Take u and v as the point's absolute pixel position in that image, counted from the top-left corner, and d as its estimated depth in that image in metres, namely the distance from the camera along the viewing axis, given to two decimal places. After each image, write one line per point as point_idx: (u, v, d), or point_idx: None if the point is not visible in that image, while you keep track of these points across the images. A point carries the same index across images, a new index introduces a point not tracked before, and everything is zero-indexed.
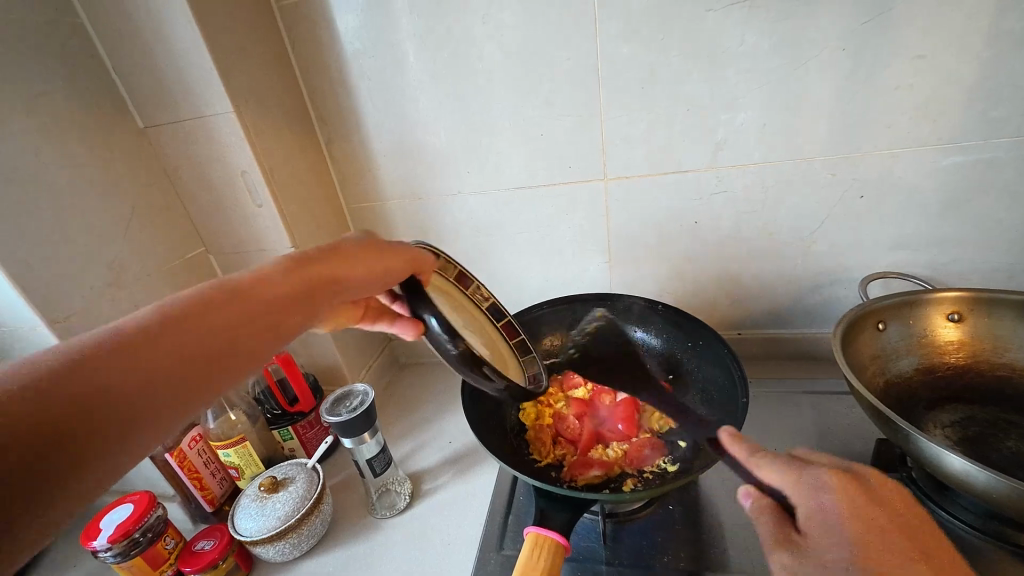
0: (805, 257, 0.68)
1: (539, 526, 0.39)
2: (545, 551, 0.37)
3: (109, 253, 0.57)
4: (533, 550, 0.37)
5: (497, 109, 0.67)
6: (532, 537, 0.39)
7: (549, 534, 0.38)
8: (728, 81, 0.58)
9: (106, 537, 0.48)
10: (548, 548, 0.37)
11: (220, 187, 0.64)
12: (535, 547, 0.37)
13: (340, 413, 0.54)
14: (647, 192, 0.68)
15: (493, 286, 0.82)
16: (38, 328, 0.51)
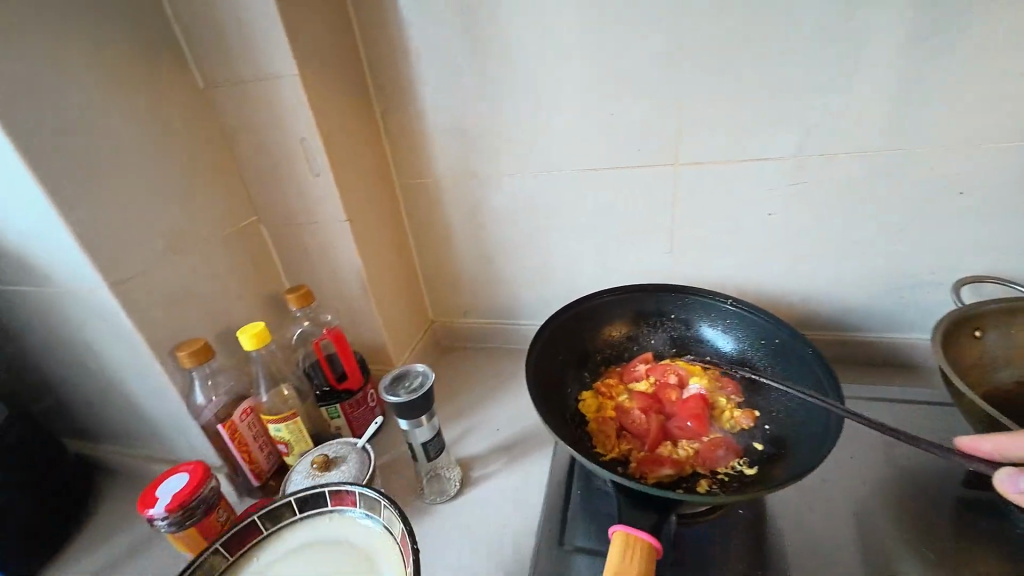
0: (888, 255, 0.63)
1: (628, 526, 0.41)
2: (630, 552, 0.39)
3: (168, 218, 0.55)
4: (626, 550, 0.40)
5: (567, 83, 0.63)
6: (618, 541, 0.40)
7: (640, 534, 0.41)
8: (825, 60, 0.54)
9: (165, 506, 0.46)
10: (640, 549, 0.40)
11: (278, 154, 0.62)
12: (627, 548, 0.40)
13: (399, 393, 0.52)
14: (720, 180, 0.64)
15: (544, 273, 0.79)
16: (99, 289, 0.49)
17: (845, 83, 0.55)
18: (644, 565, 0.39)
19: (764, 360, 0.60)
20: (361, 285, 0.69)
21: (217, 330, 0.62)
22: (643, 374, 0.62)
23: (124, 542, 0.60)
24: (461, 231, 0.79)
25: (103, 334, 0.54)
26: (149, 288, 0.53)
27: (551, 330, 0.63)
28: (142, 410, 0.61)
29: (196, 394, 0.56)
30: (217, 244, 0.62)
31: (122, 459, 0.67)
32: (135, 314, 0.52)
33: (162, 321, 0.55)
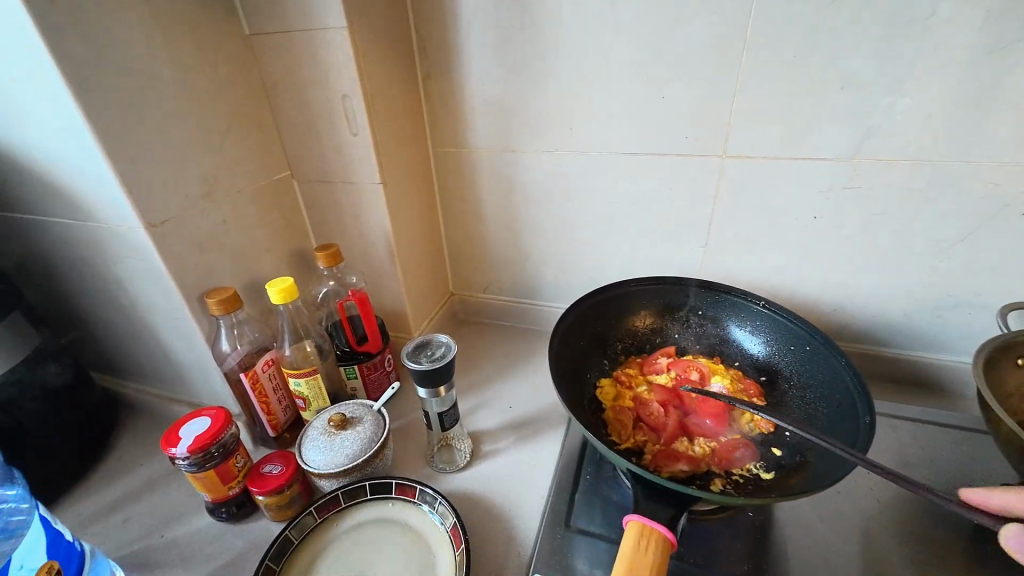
0: (933, 272, 0.61)
1: (644, 517, 0.41)
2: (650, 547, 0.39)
3: (205, 164, 0.55)
4: (642, 540, 0.40)
5: (619, 61, 0.61)
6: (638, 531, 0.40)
7: (656, 526, 0.41)
8: (899, 59, 0.51)
9: (188, 447, 0.47)
10: (656, 540, 0.40)
11: (318, 109, 0.61)
12: (644, 537, 0.40)
13: (421, 361, 0.52)
14: (768, 177, 0.62)
15: (570, 256, 0.78)
16: (136, 229, 0.50)
17: (919, 84, 0.52)
18: (659, 555, 0.39)
19: (793, 366, 0.59)
20: (388, 250, 0.69)
21: (245, 281, 0.62)
22: (665, 368, 0.62)
23: (143, 475, 0.62)
24: (491, 205, 0.77)
25: (137, 273, 0.54)
26: (183, 233, 0.53)
27: (579, 313, 0.63)
28: (168, 352, 0.62)
29: (222, 342, 0.57)
30: (251, 195, 0.62)
31: (145, 397, 0.69)
32: (168, 257, 0.52)
33: (194, 267, 0.55)
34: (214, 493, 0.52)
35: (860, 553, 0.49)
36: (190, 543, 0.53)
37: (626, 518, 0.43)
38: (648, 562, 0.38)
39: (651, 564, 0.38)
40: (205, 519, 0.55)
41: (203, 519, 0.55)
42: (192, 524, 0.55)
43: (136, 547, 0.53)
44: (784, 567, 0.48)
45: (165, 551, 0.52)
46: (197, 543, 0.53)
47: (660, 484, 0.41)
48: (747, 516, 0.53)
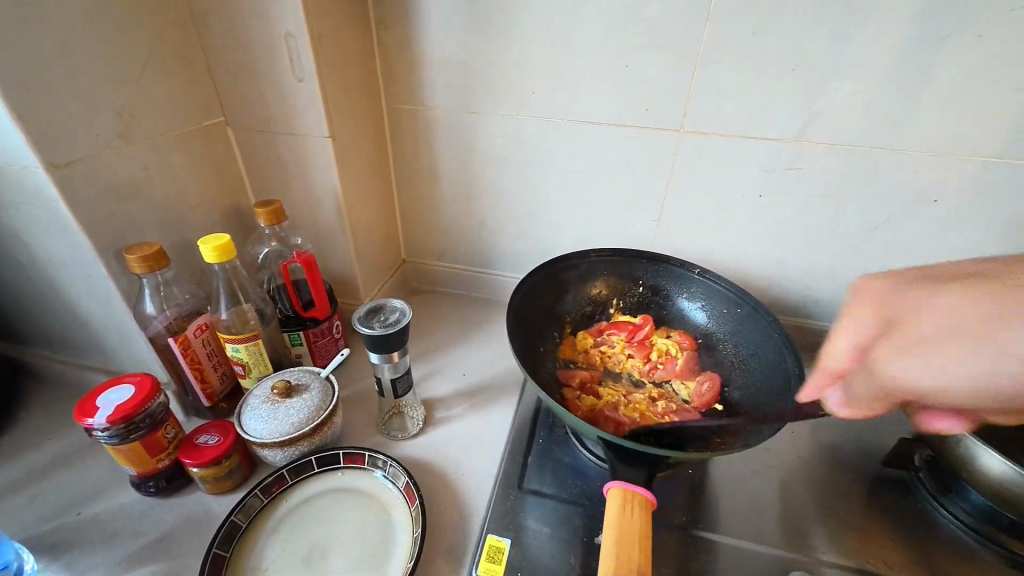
0: (857, 252, 0.67)
1: (625, 482, 0.43)
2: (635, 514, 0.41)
3: (120, 99, 0.48)
4: (627, 505, 0.41)
5: (585, 23, 0.59)
6: (621, 503, 0.42)
7: (638, 489, 0.42)
8: (846, 48, 0.54)
9: (107, 417, 0.43)
10: (640, 502, 0.42)
11: (256, 47, 0.54)
12: (627, 501, 0.42)
13: (374, 326, 0.50)
14: (721, 154, 0.64)
15: (527, 225, 0.77)
16: (35, 169, 0.43)
17: (860, 72, 0.55)
18: (643, 518, 0.41)
19: (726, 329, 0.64)
20: (336, 210, 0.65)
21: (172, 237, 0.56)
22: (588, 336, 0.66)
23: (53, 450, 0.56)
24: (449, 168, 0.74)
25: (39, 222, 0.47)
26: (95, 178, 0.47)
27: (534, 284, 0.64)
28: (80, 314, 0.55)
29: (146, 303, 0.51)
30: (178, 140, 0.55)
31: (53, 365, 0.62)
32: (77, 205, 0.45)
33: (110, 217, 0.49)
34: (141, 467, 0.48)
35: (780, 500, 0.55)
36: (113, 520, 0.49)
37: (608, 485, 0.44)
38: (635, 524, 0.40)
39: (639, 526, 0.40)
40: (131, 494, 0.51)
41: (128, 495, 0.51)
42: (114, 501, 0.50)
43: (47, 527, 0.48)
44: (717, 517, 0.53)
45: (83, 529, 0.48)
46: (120, 520, 0.49)
47: (617, 443, 0.43)
48: (687, 473, 0.57)
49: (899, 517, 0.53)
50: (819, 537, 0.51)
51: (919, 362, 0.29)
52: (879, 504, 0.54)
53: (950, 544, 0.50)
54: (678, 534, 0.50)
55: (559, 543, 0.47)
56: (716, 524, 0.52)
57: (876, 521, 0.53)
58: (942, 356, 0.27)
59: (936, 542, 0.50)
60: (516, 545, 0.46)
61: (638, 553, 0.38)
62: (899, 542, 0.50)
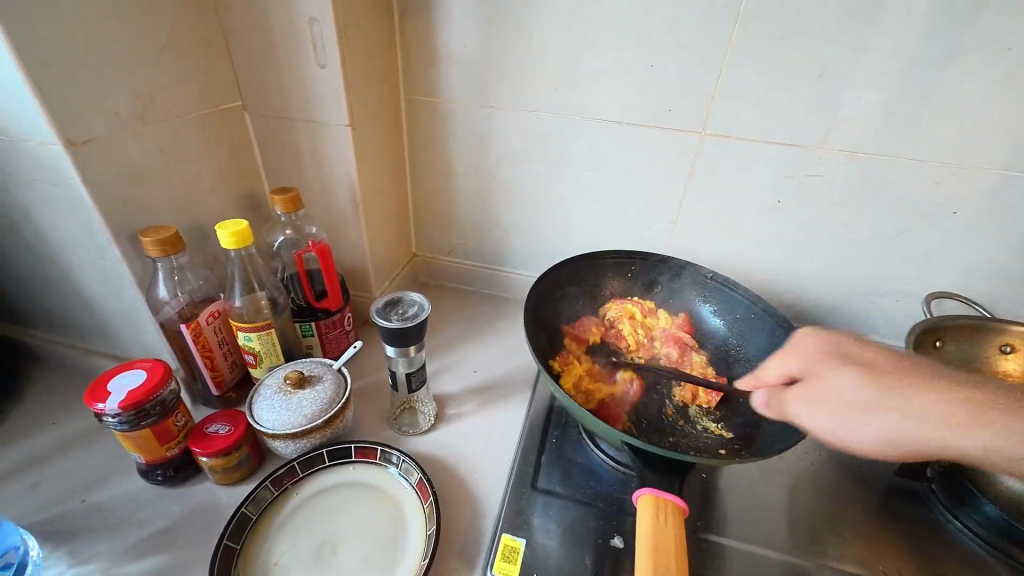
0: (872, 262, 0.67)
1: (655, 489, 0.42)
2: (668, 517, 0.41)
3: (139, 79, 0.47)
4: (660, 513, 0.41)
5: (611, 19, 0.58)
6: (651, 503, 0.41)
7: (669, 497, 0.42)
8: (875, 55, 0.54)
9: (119, 403, 0.42)
10: (672, 511, 0.41)
11: (279, 33, 0.53)
12: (664, 507, 0.41)
13: (391, 319, 0.49)
14: (740, 159, 0.63)
15: (540, 222, 0.76)
16: (51, 146, 0.42)
17: (884, 82, 0.55)
18: (677, 525, 0.40)
19: (737, 335, 0.63)
20: (352, 200, 0.64)
21: (186, 221, 0.55)
22: (596, 327, 0.64)
23: (57, 436, 0.54)
24: (464, 161, 0.74)
25: (53, 203, 0.46)
26: (112, 158, 0.46)
27: (546, 284, 0.63)
28: (88, 298, 0.54)
29: (159, 288, 0.51)
30: (194, 122, 0.54)
31: (56, 348, 0.60)
32: (91, 185, 0.44)
33: (126, 200, 0.48)
34: (148, 455, 0.47)
35: (792, 507, 0.54)
36: (118, 508, 0.48)
37: (636, 493, 0.43)
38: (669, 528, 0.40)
39: (673, 535, 0.39)
40: (137, 482, 0.50)
41: (134, 483, 0.50)
42: (119, 488, 0.49)
43: (51, 513, 0.47)
44: (730, 521, 0.52)
45: (88, 518, 0.47)
46: (126, 508, 0.48)
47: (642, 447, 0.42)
48: (697, 479, 0.56)
49: (911, 528, 0.53)
50: (830, 544, 0.51)
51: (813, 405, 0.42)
52: (890, 515, 0.54)
53: (962, 554, 0.50)
54: (690, 538, 0.50)
55: (572, 543, 0.46)
56: (728, 529, 0.51)
57: (889, 529, 0.52)
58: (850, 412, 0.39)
59: (947, 552, 0.50)
60: (528, 544, 0.46)
61: (674, 563, 0.38)
62: (912, 553, 0.50)
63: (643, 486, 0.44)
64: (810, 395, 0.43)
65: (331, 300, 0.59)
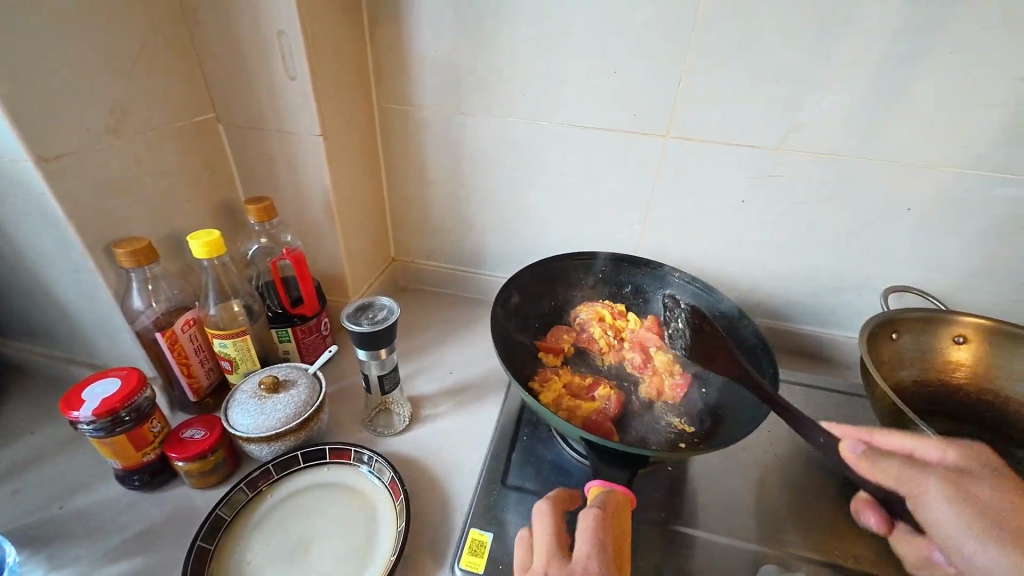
0: (835, 259, 0.69)
1: (605, 481, 0.44)
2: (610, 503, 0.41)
3: (111, 93, 0.48)
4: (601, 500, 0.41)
5: (575, 29, 0.60)
6: (596, 492, 0.43)
7: (617, 489, 0.43)
8: (826, 60, 0.56)
9: (93, 410, 0.43)
10: (616, 499, 0.42)
11: (249, 46, 0.55)
12: (603, 498, 0.41)
13: (361, 323, 0.51)
14: (704, 160, 0.65)
15: (515, 225, 0.78)
16: (23, 161, 0.43)
17: (836, 86, 0.57)
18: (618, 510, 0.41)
19: None
20: (327, 208, 0.65)
21: (161, 232, 0.56)
22: (567, 335, 0.64)
23: (37, 444, 0.56)
24: (439, 167, 0.75)
25: (27, 217, 0.47)
26: (85, 171, 0.47)
27: (515, 286, 0.64)
28: (66, 308, 0.55)
29: (134, 298, 0.52)
30: (168, 135, 0.55)
31: (36, 358, 0.61)
32: (64, 198, 0.45)
33: (100, 212, 0.49)
34: (125, 460, 0.48)
35: (756, 497, 0.56)
36: (97, 513, 0.49)
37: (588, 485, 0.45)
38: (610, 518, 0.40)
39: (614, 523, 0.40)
40: (116, 488, 0.51)
41: (112, 488, 0.51)
42: (98, 494, 0.50)
43: (30, 519, 0.48)
44: (695, 512, 0.54)
45: (67, 523, 0.48)
46: (105, 513, 0.49)
47: (596, 443, 0.44)
48: (667, 473, 0.58)
49: None
50: (790, 532, 0.53)
51: (942, 510, 0.39)
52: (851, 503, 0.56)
53: None
54: (656, 529, 0.52)
55: None
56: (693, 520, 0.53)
57: (850, 516, 0.54)
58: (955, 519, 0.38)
59: None
60: (497, 538, 0.47)
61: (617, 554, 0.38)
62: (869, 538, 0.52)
63: (594, 478, 0.45)
64: (950, 486, 0.39)
65: (307, 307, 0.61)
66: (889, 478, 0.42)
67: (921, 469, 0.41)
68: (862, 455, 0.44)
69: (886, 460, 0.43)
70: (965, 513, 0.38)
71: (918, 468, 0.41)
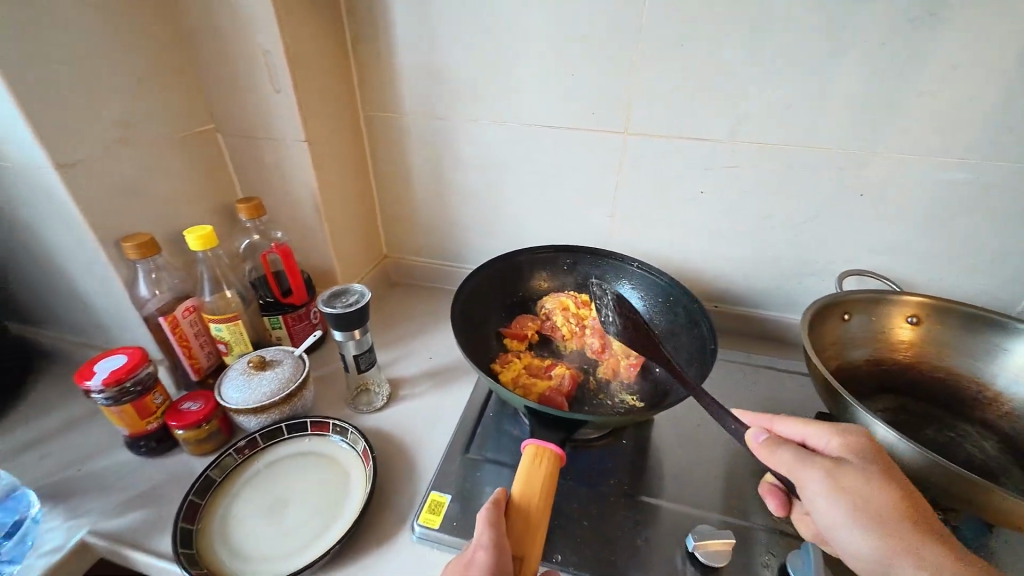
0: (794, 245, 0.71)
1: (541, 441, 0.47)
2: (544, 460, 0.46)
3: (119, 108, 0.55)
4: (536, 460, 0.45)
5: (533, 36, 0.65)
6: (531, 449, 0.46)
7: (548, 446, 0.47)
8: (766, 56, 0.59)
9: (102, 380, 0.50)
10: (549, 457, 0.46)
11: (239, 63, 0.62)
12: (538, 456, 0.45)
13: (336, 306, 0.57)
14: (661, 154, 0.69)
15: (492, 221, 0.83)
16: (45, 168, 0.50)
17: (778, 80, 0.60)
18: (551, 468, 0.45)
19: (659, 319, 0.67)
20: (314, 207, 0.72)
21: (166, 229, 0.64)
22: (531, 322, 0.68)
23: (61, 417, 0.63)
24: (420, 168, 0.81)
25: (50, 216, 0.55)
26: (98, 176, 0.54)
27: (483, 277, 0.69)
28: (85, 298, 0.63)
29: (140, 287, 0.59)
30: (171, 144, 0.63)
31: (62, 345, 0.69)
32: (79, 199, 0.53)
33: (111, 212, 0.56)
34: (132, 428, 0.55)
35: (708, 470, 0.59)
36: (109, 474, 0.56)
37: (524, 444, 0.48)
38: (540, 475, 0.44)
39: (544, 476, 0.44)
40: (125, 454, 0.58)
41: (122, 454, 0.58)
42: (110, 459, 0.57)
43: (53, 479, 0.55)
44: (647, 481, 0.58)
45: (83, 482, 0.55)
46: (115, 474, 0.56)
47: (539, 410, 0.48)
48: (624, 446, 0.60)
49: None
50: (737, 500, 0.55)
51: (831, 497, 0.38)
52: None
53: None
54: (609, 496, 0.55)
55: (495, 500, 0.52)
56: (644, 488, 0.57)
57: None
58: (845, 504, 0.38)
59: None
60: (454, 498, 0.52)
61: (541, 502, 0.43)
62: None
63: (531, 439, 0.48)
64: (832, 474, 0.39)
65: (295, 296, 0.67)
66: (784, 467, 0.42)
67: (808, 459, 0.40)
68: (764, 442, 0.43)
69: (782, 448, 0.42)
70: (858, 496, 0.38)
71: (809, 458, 0.40)
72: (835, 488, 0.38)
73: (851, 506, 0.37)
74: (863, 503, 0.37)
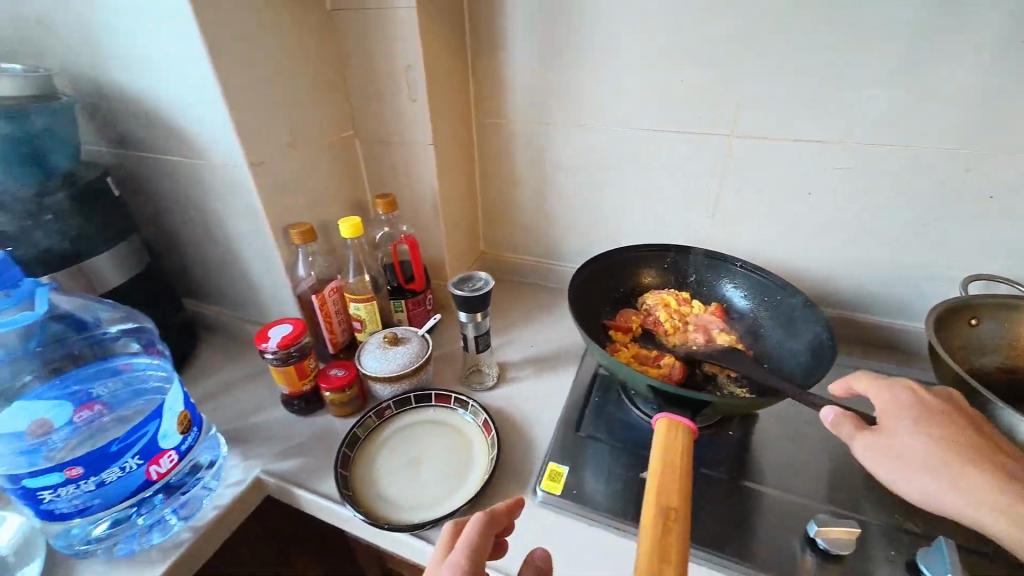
0: (910, 248, 0.69)
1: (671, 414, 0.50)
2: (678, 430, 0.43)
3: (291, 118, 0.65)
4: (670, 431, 0.43)
5: (645, 46, 0.69)
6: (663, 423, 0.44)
7: (680, 420, 0.44)
8: (888, 58, 0.60)
9: (277, 343, 0.59)
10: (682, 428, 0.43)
11: (384, 78, 0.71)
12: (670, 429, 0.43)
13: (464, 290, 0.63)
14: (769, 155, 0.70)
15: (590, 221, 0.87)
16: (239, 166, 0.60)
17: (901, 80, 0.60)
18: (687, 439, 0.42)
19: (766, 320, 0.68)
20: (433, 205, 0.80)
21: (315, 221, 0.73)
22: (635, 316, 0.70)
23: (225, 379, 0.74)
24: (524, 171, 0.87)
25: (234, 208, 0.65)
26: (274, 174, 0.64)
27: (591, 270, 0.72)
28: (248, 279, 0.73)
29: (299, 267, 0.69)
30: (324, 148, 0.72)
31: (221, 318, 0.81)
32: (262, 192, 0.63)
33: (280, 204, 0.66)
34: (290, 388, 0.64)
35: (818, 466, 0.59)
36: (270, 427, 0.65)
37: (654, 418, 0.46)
38: (679, 446, 0.42)
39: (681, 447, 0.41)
40: (280, 412, 0.67)
41: (278, 412, 0.67)
42: (269, 415, 0.67)
43: (226, 428, 0.65)
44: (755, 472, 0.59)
45: (250, 432, 0.64)
46: (275, 428, 0.65)
47: (663, 390, 0.50)
48: (730, 437, 0.61)
49: None
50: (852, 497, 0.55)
51: (890, 464, 0.44)
52: None
53: None
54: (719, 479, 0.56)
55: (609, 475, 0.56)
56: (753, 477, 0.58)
57: None
58: (905, 468, 0.43)
59: None
60: (571, 470, 0.56)
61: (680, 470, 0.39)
62: None
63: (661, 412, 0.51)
64: (877, 442, 0.45)
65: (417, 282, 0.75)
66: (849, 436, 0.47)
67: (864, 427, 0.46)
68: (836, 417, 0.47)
69: (846, 426, 0.47)
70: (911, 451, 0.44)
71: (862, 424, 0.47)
72: (889, 454, 0.44)
73: (910, 463, 0.43)
74: (914, 456, 0.43)
